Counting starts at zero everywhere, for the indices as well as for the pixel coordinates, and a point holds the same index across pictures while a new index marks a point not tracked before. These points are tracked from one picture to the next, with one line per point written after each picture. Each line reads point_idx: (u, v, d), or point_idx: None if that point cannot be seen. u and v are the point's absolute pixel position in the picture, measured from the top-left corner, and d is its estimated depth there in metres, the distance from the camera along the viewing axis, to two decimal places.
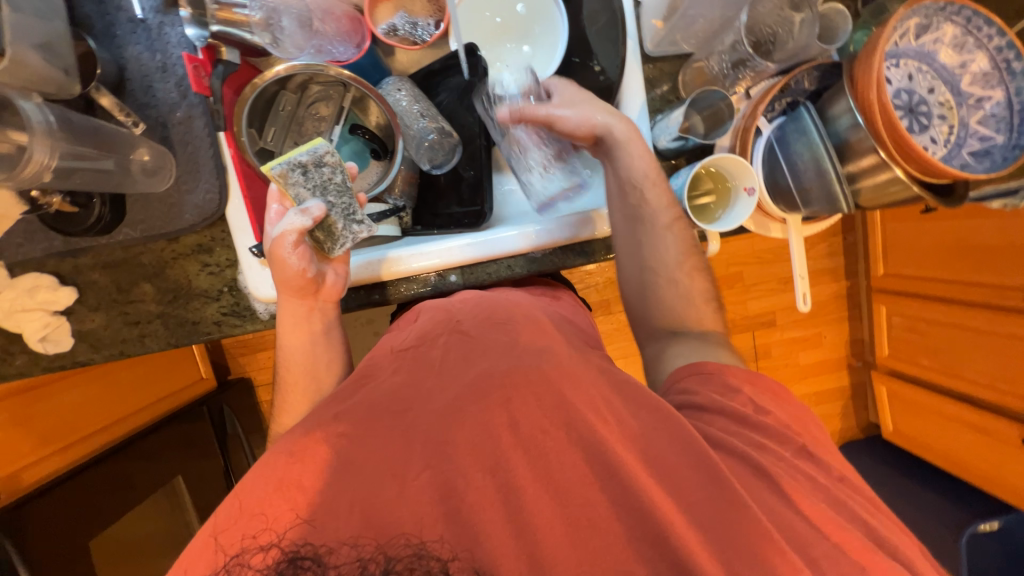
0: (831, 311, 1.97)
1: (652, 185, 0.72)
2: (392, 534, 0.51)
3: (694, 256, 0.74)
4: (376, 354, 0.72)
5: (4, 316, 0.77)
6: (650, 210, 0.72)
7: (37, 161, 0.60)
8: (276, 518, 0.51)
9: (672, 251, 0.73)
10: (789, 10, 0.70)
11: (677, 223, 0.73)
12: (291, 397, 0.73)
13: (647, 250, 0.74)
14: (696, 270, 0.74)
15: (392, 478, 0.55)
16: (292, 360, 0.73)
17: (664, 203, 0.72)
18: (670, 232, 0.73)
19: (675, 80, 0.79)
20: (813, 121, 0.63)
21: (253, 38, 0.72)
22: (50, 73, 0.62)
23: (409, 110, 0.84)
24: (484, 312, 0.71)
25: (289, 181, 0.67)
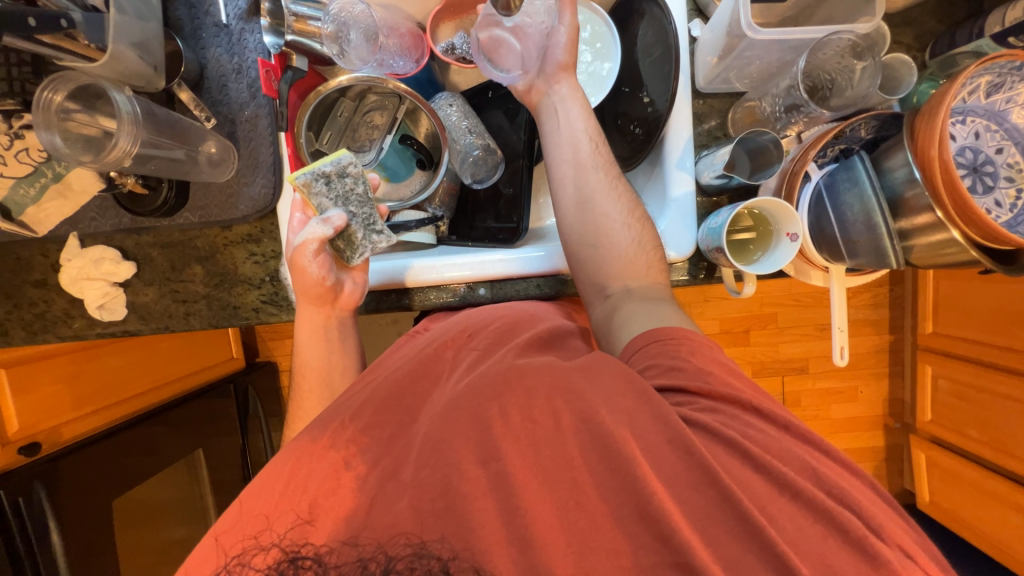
0: (870, 364, 1.87)
1: (598, 142, 0.76)
2: (393, 534, 0.52)
3: (639, 209, 0.75)
4: (388, 356, 0.74)
5: (71, 282, 0.84)
6: (596, 161, 0.75)
7: (121, 147, 0.66)
8: (276, 520, 0.54)
9: (619, 198, 0.74)
10: (850, 58, 0.68)
11: (621, 177, 0.76)
12: (314, 389, 0.75)
13: (596, 197, 0.73)
14: (643, 221, 0.74)
15: (401, 479, 0.55)
16: (320, 353, 0.75)
17: (608, 158, 0.76)
18: (615, 183, 0.75)
19: (724, 117, 0.79)
20: (866, 172, 0.62)
21: (323, 48, 0.76)
22: (141, 68, 0.69)
23: (458, 125, 0.89)
24: (506, 325, 0.72)
25: (312, 191, 0.71)
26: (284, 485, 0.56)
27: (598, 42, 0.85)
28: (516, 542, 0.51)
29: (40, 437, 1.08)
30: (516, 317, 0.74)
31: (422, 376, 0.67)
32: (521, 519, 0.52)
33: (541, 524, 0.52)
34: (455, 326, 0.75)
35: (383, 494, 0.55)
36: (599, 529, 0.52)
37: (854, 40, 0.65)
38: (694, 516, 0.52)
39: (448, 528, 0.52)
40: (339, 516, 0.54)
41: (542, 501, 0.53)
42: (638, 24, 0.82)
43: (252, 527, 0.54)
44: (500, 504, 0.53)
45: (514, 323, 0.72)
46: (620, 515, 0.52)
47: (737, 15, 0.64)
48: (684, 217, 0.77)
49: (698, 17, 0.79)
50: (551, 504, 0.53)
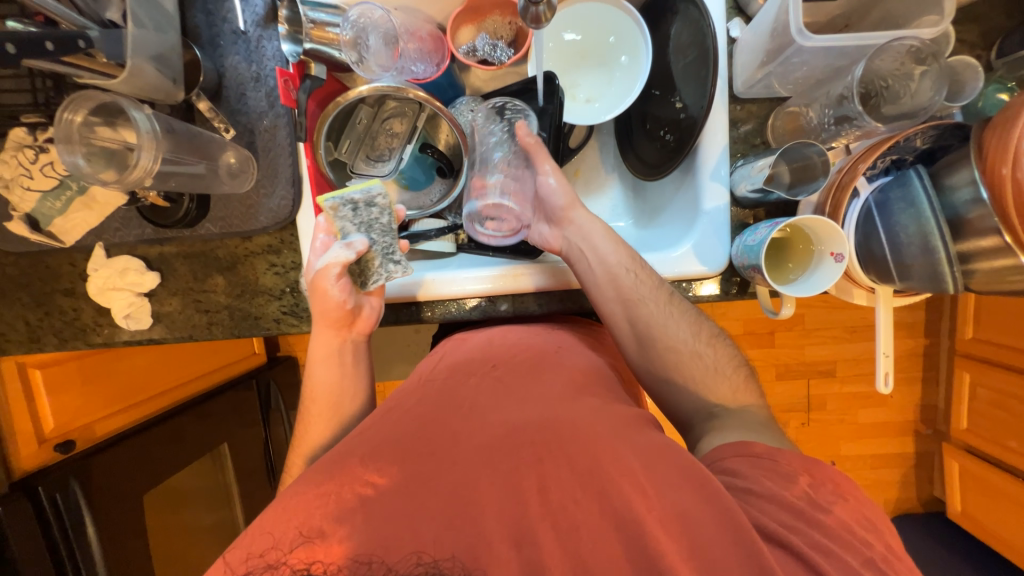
0: (904, 369, 1.77)
1: (635, 272, 0.74)
2: (404, 554, 0.52)
3: (706, 325, 0.75)
4: (405, 383, 0.75)
5: (99, 291, 0.85)
6: (645, 297, 0.73)
7: (142, 167, 0.64)
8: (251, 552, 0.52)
9: (683, 324, 0.73)
10: (910, 64, 0.61)
11: (676, 298, 0.74)
12: (323, 415, 0.75)
13: (656, 337, 0.73)
14: (716, 340, 0.75)
15: (396, 511, 0.55)
16: (334, 377, 0.75)
17: (658, 288, 0.73)
18: (673, 311, 0.73)
19: (764, 123, 0.74)
20: (925, 193, 0.56)
21: (342, 55, 0.74)
22: (160, 82, 0.67)
23: (370, 15, 0.74)
24: (528, 360, 0.73)
25: (338, 215, 0.72)
26: (285, 512, 0.55)
27: (626, 42, 0.83)
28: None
29: (74, 434, 1.11)
30: (535, 347, 0.75)
31: (429, 405, 0.67)
32: (531, 551, 0.54)
33: (544, 561, 0.53)
34: (475, 353, 0.76)
35: (392, 523, 0.54)
36: (601, 563, 0.53)
37: (918, 46, 0.58)
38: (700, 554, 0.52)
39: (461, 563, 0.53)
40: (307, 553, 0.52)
41: (544, 534, 0.55)
42: (672, 22, 0.78)
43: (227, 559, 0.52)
44: (510, 546, 0.54)
45: (534, 357, 0.74)
46: (620, 550, 0.54)
47: (786, 16, 0.59)
48: (717, 229, 0.74)
49: (738, 16, 0.74)
50: (554, 538, 0.55)
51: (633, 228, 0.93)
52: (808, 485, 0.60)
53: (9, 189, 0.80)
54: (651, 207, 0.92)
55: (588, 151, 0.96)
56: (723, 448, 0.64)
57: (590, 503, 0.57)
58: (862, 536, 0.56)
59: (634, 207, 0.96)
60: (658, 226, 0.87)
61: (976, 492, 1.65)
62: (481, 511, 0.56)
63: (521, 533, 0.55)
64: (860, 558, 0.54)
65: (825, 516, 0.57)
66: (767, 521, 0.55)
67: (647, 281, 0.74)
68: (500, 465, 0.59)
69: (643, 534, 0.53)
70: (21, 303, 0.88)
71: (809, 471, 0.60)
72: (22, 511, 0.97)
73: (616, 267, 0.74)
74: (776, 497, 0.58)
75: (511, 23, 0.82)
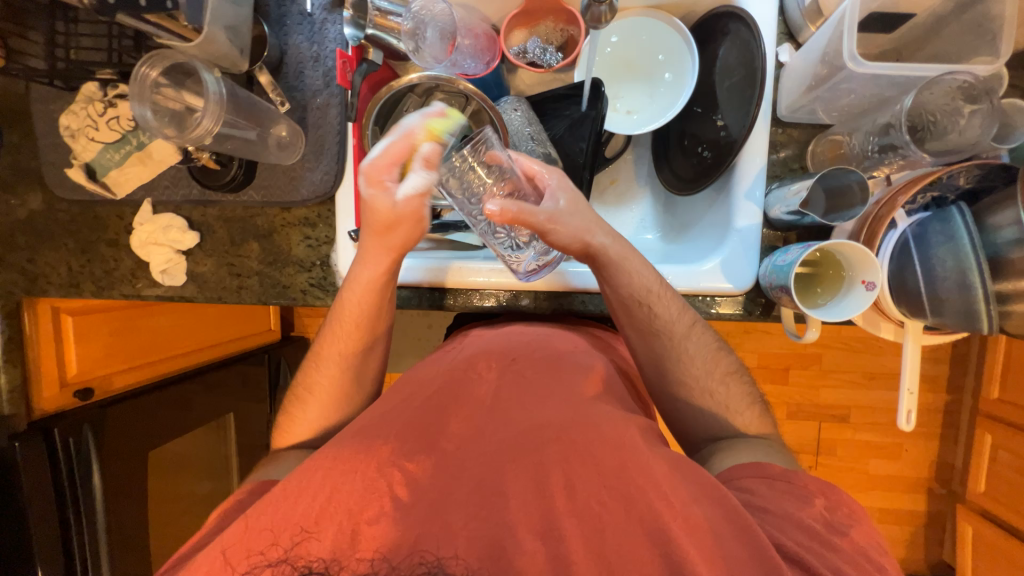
0: (921, 423, 1.71)
1: (659, 298, 0.72)
2: (404, 553, 0.54)
3: (725, 359, 0.74)
4: (424, 369, 0.77)
5: (141, 245, 0.88)
6: (665, 321, 0.72)
7: (204, 127, 0.68)
8: (269, 536, 0.54)
9: (699, 355, 0.73)
10: (960, 101, 0.61)
11: (698, 327, 0.73)
12: (351, 333, 0.76)
13: (672, 360, 0.73)
14: (731, 377, 0.73)
15: (422, 491, 0.59)
16: (367, 304, 0.74)
17: (680, 315, 0.73)
18: (690, 339, 0.73)
19: (804, 149, 0.75)
20: (965, 227, 0.56)
21: (400, 44, 0.78)
22: (229, 51, 0.71)
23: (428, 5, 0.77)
24: (546, 358, 0.73)
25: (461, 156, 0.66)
26: (310, 484, 0.57)
27: (675, 59, 0.84)
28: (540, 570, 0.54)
29: (93, 383, 1.14)
30: (554, 346, 0.76)
31: (448, 390, 0.68)
32: (554, 545, 0.55)
33: (569, 558, 0.54)
34: (493, 347, 0.76)
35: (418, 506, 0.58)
36: (616, 562, 0.54)
37: (969, 82, 0.59)
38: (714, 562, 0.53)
39: (482, 552, 0.55)
40: (329, 536, 0.54)
41: (569, 531, 0.56)
42: (721, 43, 0.80)
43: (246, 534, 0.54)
44: (535, 537, 0.56)
45: (551, 356, 0.74)
46: (644, 555, 0.54)
47: (838, 43, 0.60)
48: (747, 249, 0.75)
49: (788, 42, 0.75)
50: (577, 533, 0.56)
51: (660, 242, 0.94)
52: (825, 509, 0.59)
53: (74, 139, 0.85)
54: (680, 223, 0.92)
55: (622, 163, 0.98)
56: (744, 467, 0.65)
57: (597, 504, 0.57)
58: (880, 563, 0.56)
59: (663, 220, 0.96)
60: (686, 241, 0.88)
61: (990, 562, 1.56)
62: (507, 505, 0.58)
63: (547, 526, 0.57)
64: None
65: (841, 545, 0.56)
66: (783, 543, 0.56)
67: (669, 304, 0.73)
68: (521, 454, 0.62)
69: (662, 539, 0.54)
70: (67, 249, 0.92)
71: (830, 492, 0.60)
72: (37, 451, 0.99)
73: (641, 288, 0.72)
74: (793, 517, 0.58)
75: (563, 30, 0.84)
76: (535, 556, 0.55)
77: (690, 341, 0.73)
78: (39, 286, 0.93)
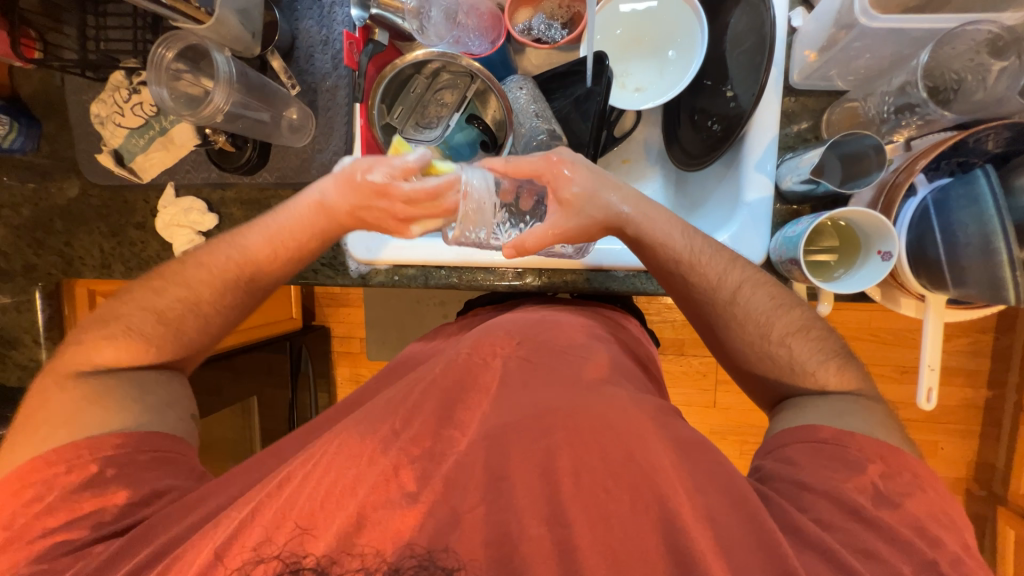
0: (955, 418, 1.59)
1: (693, 265, 0.68)
2: (394, 544, 0.53)
3: (786, 316, 0.67)
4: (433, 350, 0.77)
5: (164, 227, 0.92)
6: (706, 284, 0.68)
7: (214, 104, 0.71)
8: (270, 526, 0.53)
9: (753, 315, 0.67)
10: (985, 55, 0.59)
11: (748, 286, 0.68)
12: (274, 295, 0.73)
13: (721, 323, 0.69)
14: (795, 335, 0.67)
15: (431, 473, 0.58)
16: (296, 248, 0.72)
17: (720, 278, 0.68)
18: (739, 302, 0.68)
19: (818, 118, 0.72)
20: (991, 189, 0.53)
21: (404, 23, 0.78)
22: (240, 33, 0.74)
23: None
24: (549, 335, 0.73)
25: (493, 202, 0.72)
26: (314, 466, 0.57)
27: (682, 30, 0.83)
28: (546, 556, 0.53)
29: None
30: (565, 332, 0.74)
31: (452, 370, 0.67)
32: (559, 530, 0.54)
33: (574, 542, 0.53)
34: (512, 321, 0.76)
35: (428, 490, 0.56)
36: (615, 541, 0.53)
37: (996, 32, 0.56)
38: (721, 546, 0.52)
39: (488, 537, 0.54)
40: (335, 522, 0.53)
41: (575, 519, 0.55)
42: (731, 12, 0.78)
43: (248, 517, 0.54)
44: (540, 523, 0.55)
45: (556, 334, 0.73)
46: (650, 544, 0.53)
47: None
48: (757, 222, 0.72)
49: (801, 5, 0.72)
50: (583, 518, 0.55)
51: None
52: (860, 498, 0.55)
53: (103, 126, 0.90)
54: (689, 202, 0.90)
55: (632, 143, 0.96)
56: (774, 440, 0.64)
57: (598, 484, 0.57)
58: (914, 554, 0.52)
59: (675, 200, 0.94)
60: (696, 219, 0.85)
61: None
62: (511, 489, 0.57)
63: (553, 513, 0.55)
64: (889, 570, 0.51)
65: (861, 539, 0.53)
66: (798, 529, 0.54)
67: (713, 265, 0.68)
68: (530, 436, 0.60)
69: (672, 522, 0.53)
70: (99, 232, 0.97)
71: (855, 481, 0.56)
72: None
73: (678, 251, 0.69)
74: (815, 506, 0.55)
75: (567, 6, 0.85)
76: (541, 542, 0.54)
77: (742, 302, 0.68)
78: (75, 267, 0.99)
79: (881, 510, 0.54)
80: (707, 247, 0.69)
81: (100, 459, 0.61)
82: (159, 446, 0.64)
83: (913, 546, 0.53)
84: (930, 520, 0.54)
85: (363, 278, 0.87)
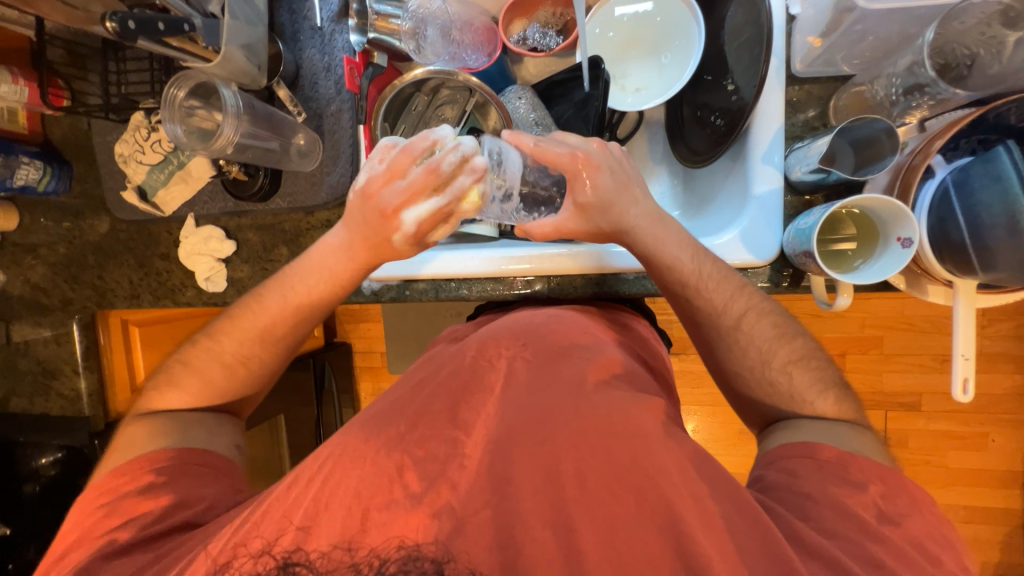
0: (1007, 408, 1.48)
1: (699, 290, 0.67)
2: (386, 538, 0.55)
3: (788, 345, 0.66)
4: (439, 354, 0.77)
5: (187, 256, 0.96)
6: (717, 303, 0.67)
7: (225, 137, 0.75)
8: (266, 526, 0.56)
9: (756, 344, 0.66)
10: (999, 27, 0.57)
11: (752, 314, 0.66)
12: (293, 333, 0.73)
13: (722, 348, 0.68)
14: (795, 365, 0.65)
15: (434, 474, 0.59)
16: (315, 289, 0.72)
17: (726, 304, 0.67)
18: (743, 329, 0.66)
19: (825, 105, 0.70)
20: (1013, 167, 0.50)
21: (401, 44, 0.81)
22: (247, 67, 0.77)
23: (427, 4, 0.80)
24: (556, 340, 0.71)
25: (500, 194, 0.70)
26: (319, 466, 0.59)
27: (679, 27, 0.82)
28: (552, 561, 0.54)
29: None
30: (566, 334, 0.72)
31: (459, 379, 0.67)
32: (564, 534, 0.55)
33: (579, 546, 0.54)
34: (516, 324, 0.75)
35: (431, 492, 0.57)
36: (620, 546, 0.54)
37: (1006, 4, 0.55)
38: (732, 551, 0.51)
39: (493, 541, 0.55)
40: (337, 520, 0.56)
41: (581, 523, 0.55)
42: (726, 6, 0.77)
43: (256, 519, 0.56)
44: (544, 527, 0.56)
45: (564, 339, 0.71)
46: (656, 549, 0.53)
47: None
48: (768, 215, 0.70)
49: None
50: (588, 523, 0.55)
51: (681, 221, 0.89)
52: (877, 499, 0.54)
53: (127, 164, 0.95)
54: (695, 200, 0.89)
55: (635, 142, 0.96)
56: (772, 453, 0.62)
57: (603, 489, 0.57)
58: (926, 556, 0.51)
59: (682, 198, 0.93)
60: (706, 215, 0.83)
61: None
62: (517, 493, 0.58)
63: (557, 517, 0.56)
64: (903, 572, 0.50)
65: (873, 539, 0.52)
66: (813, 530, 0.53)
67: (720, 289, 0.67)
68: (532, 436, 0.60)
69: (681, 527, 0.53)
70: (127, 265, 1.02)
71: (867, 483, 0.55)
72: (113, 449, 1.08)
73: (685, 272, 0.67)
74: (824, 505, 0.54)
75: (561, 13, 0.85)
76: (544, 546, 0.55)
77: (744, 330, 0.66)
78: (107, 299, 1.04)
79: (896, 516, 0.53)
80: (715, 272, 0.68)
81: (150, 472, 0.64)
82: (194, 467, 0.66)
83: (929, 549, 0.52)
84: (932, 516, 0.54)
85: (375, 294, 0.89)
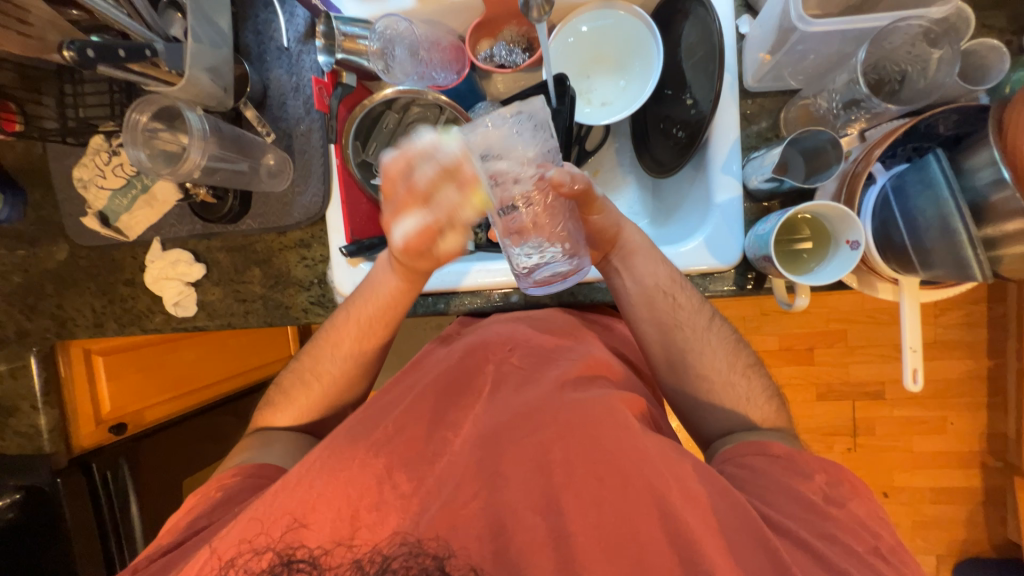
0: (959, 393, 1.57)
1: (680, 287, 0.71)
2: (383, 534, 0.56)
3: (745, 352, 0.72)
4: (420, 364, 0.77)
5: (154, 282, 0.93)
6: (685, 314, 0.71)
7: (192, 161, 0.74)
8: (250, 540, 0.55)
9: (721, 350, 0.71)
10: (924, 45, 0.63)
11: (718, 318, 0.72)
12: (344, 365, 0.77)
13: (691, 353, 0.70)
14: (751, 370, 0.71)
15: (418, 478, 0.59)
16: (382, 296, 0.75)
17: (701, 305, 0.71)
18: (712, 330, 0.71)
19: (776, 117, 0.74)
20: (942, 173, 0.54)
21: (369, 64, 0.81)
22: (213, 90, 0.76)
23: (396, 25, 0.81)
24: (539, 344, 0.71)
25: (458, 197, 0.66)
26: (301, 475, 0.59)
27: (639, 44, 0.86)
28: (544, 547, 0.55)
29: (128, 418, 1.15)
30: (546, 334, 0.72)
31: (441, 386, 0.68)
32: (551, 527, 0.57)
33: (567, 529, 0.56)
34: (498, 328, 0.74)
35: (419, 492, 0.58)
36: (604, 537, 0.55)
37: (927, 26, 0.61)
38: (714, 520, 0.54)
39: (480, 539, 0.56)
40: (327, 521, 0.55)
41: (569, 509, 0.57)
42: (681, 24, 0.80)
43: (237, 536, 0.55)
44: (535, 515, 0.57)
45: (547, 343, 0.71)
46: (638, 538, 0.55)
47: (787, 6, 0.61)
48: (730, 223, 0.74)
49: (746, 12, 0.76)
50: (575, 506, 0.57)
51: (649, 229, 0.93)
52: (827, 482, 0.59)
53: (87, 189, 0.92)
54: (661, 208, 0.93)
55: (604, 154, 0.99)
56: (728, 451, 0.64)
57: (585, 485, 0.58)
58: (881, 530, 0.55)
59: (652, 206, 0.96)
60: (674, 223, 0.86)
61: None
62: (504, 486, 0.58)
63: (547, 507, 0.57)
64: (859, 538, 0.54)
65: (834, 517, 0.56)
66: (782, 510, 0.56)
67: (688, 296, 0.72)
68: (515, 440, 0.61)
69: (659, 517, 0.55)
70: (90, 292, 0.98)
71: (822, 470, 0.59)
72: (78, 484, 1.02)
73: (666, 274, 0.72)
74: (787, 490, 0.58)
75: (525, 32, 0.88)
76: (533, 539, 0.56)
77: (713, 333, 0.71)
78: (68, 329, 1.00)
79: (843, 495, 0.58)
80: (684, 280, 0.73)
81: None
82: None
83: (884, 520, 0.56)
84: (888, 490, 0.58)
85: None
